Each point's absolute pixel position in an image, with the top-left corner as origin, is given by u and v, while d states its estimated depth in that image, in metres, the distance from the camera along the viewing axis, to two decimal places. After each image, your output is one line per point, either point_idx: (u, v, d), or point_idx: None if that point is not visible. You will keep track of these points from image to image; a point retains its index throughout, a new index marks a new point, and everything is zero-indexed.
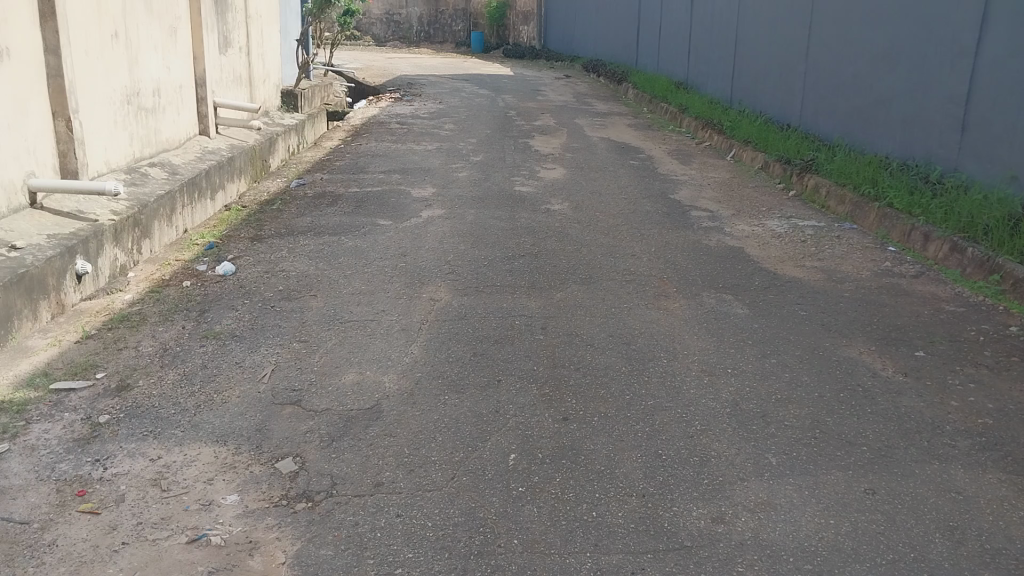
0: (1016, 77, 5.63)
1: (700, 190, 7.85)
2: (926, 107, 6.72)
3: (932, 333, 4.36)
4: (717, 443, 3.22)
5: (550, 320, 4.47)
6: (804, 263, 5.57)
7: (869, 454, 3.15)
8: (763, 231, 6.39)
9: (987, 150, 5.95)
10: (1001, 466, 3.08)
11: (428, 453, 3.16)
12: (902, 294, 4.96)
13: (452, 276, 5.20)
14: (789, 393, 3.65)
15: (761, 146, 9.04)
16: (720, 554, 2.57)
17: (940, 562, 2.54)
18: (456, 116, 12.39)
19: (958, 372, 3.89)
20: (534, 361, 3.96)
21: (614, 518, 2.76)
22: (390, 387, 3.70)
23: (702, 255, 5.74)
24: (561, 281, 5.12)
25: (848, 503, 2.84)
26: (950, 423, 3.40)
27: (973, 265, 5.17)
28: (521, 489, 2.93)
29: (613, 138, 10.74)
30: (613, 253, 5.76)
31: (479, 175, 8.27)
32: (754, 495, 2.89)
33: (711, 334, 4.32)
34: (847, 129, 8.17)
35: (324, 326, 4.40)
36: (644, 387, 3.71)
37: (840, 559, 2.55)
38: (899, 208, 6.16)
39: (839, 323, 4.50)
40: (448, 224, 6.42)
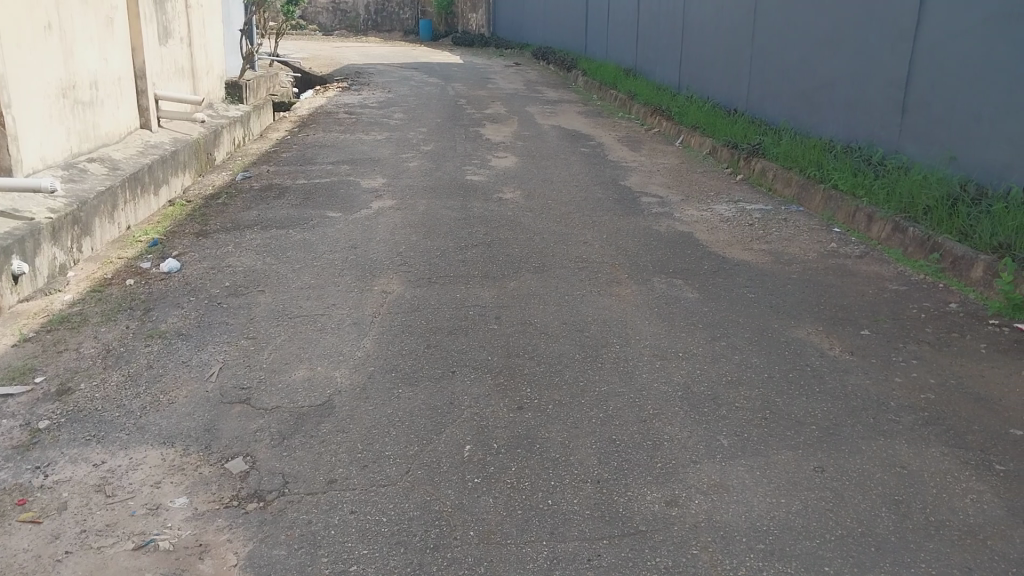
0: (953, 60, 5.77)
1: (650, 176, 7.91)
2: (868, 91, 6.86)
3: (876, 312, 4.46)
4: (669, 427, 3.25)
5: (503, 310, 4.45)
6: (753, 247, 5.65)
7: (818, 433, 3.21)
8: (711, 216, 6.47)
9: (926, 132, 6.11)
10: (944, 439, 3.17)
11: (382, 447, 3.12)
12: (847, 275, 5.06)
13: (404, 267, 5.14)
14: (739, 375, 3.71)
15: (709, 132, 9.14)
16: (674, 537, 2.59)
17: (887, 535, 2.60)
18: (405, 105, 12.27)
19: (901, 349, 3.99)
20: (489, 351, 3.94)
21: (570, 506, 2.76)
22: (342, 382, 3.65)
23: (652, 240, 5.78)
24: (514, 270, 5.11)
25: (798, 482, 2.88)
26: (894, 399, 3.48)
27: (914, 245, 5.30)
28: (477, 481, 2.91)
29: (563, 125, 10.75)
30: (566, 240, 5.76)
31: (430, 164, 8.21)
32: (707, 477, 2.92)
33: (663, 319, 4.36)
34: (792, 113, 8.30)
35: (273, 321, 4.32)
36: (598, 373, 3.72)
37: (791, 537, 2.59)
38: (843, 190, 6.29)
39: (787, 305, 4.57)
40: (400, 215, 6.35)
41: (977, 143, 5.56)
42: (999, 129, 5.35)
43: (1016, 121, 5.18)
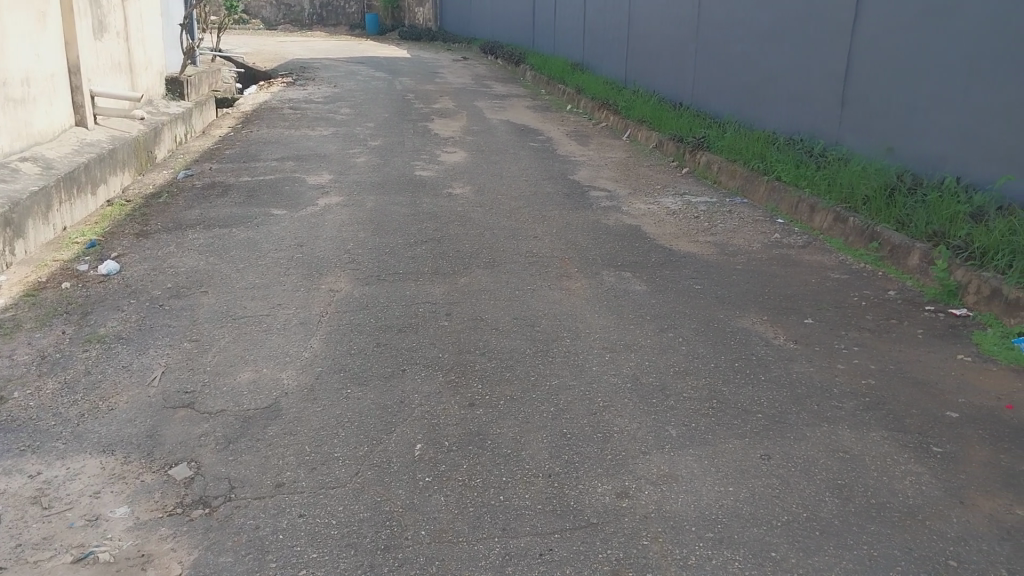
0: (891, 53, 5.91)
1: (598, 170, 7.95)
2: (809, 85, 7.00)
3: (819, 301, 4.55)
4: (619, 419, 3.27)
5: (454, 306, 4.43)
6: (698, 239, 5.72)
7: (764, 421, 3.26)
8: (658, 209, 6.53)
9: (866, 124, 6.24)
10: (884, 423, 3.25)
11: (331, 449, 3.07)
12: (791, 265, 5.16)
13: (352, 265, 5.08)
14: (686, 365, 3.75)
15: (655, 125, 9.22)
16: (625, 529, 2.61)
17: (831, 519, 2.65)
18: (352, 100, 12.12)
19: (843, 336, 4.08)
20: (439, 348, 3.92)
21: (521, 501, 2.76)
22: (288, 383, 3.59)
23: (602, 234, 5.81)
24: (464, 265, 5.09)
25: (745, 470, 2.93)
26: (837, 386, 3.57)
27: (855, 234, 5.43)
28: (428, 479, 2.89)
29: (512, 119, 10.74)
30: (515, 235, 5.76)
31: (378, 159, 8.12)
32: (656, 467, 2.95)
33: (612, 311, 4.39)
34: (737, 107, 8.41)
35: (216, 323, 4.22)
36: (548, 367, 3.72)
37: (739, 525, 2.63)
38: (786, 181, 6.41)
39: (733, 295, 4.64)
40: (347, 211, 6.27)
41: (913, 135, 5.71)
42: (936, 121, 5.48)
43: (953, 112, 5.32)
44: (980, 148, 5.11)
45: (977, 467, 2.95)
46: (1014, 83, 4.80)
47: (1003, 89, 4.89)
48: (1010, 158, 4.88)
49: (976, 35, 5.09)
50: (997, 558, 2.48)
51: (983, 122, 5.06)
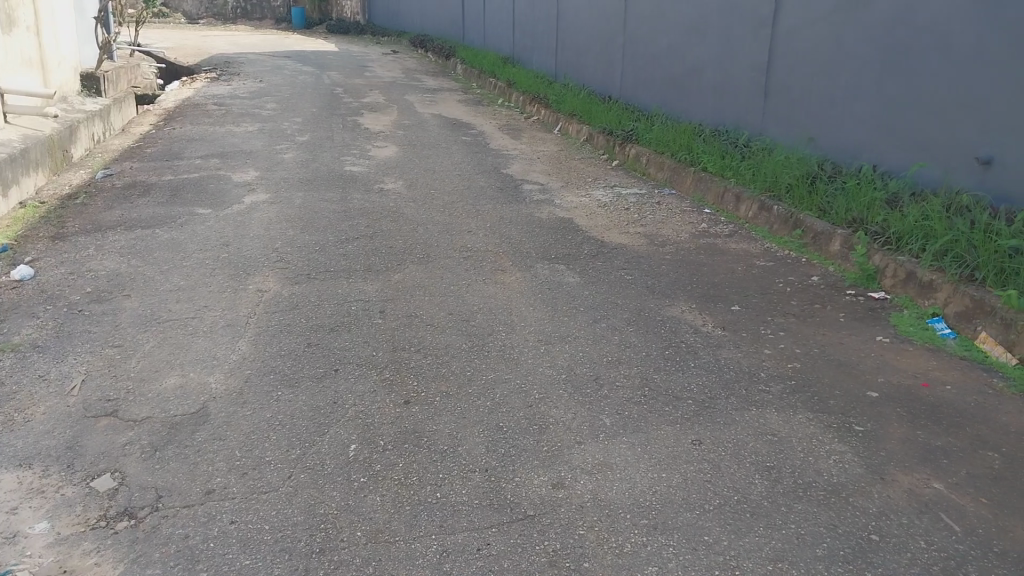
0: (810, 45, 6.09)
1: (530, 163, 7.98)
2: (733, 77, 7.16)
3: (746, 288, 4.67)
4: (554, 410, 3.29)
5: (388, 303, 4.38)
6: (629, 230, 5.80)
7: (694, 407, 3.33)
8: (590, 201, 6.59)
9: (787, 114, 6.42)
10: (809, 405, 3.36)
11: (263, 453, 3.01)
12: (718, 254, 5.28)
13: (282, 264, 4.97)
14: (619, 355, 3.80)
15: (585, 117, 9.30)
16: (562, 519, 2.63)
17: (760, 501, 2.73)
18: (279, 95, 11.85)
19: (769, 322, 4.20)
20: (373, 346, 3.87)
21: (458, 497, 2.75)
22: (216, 387, 3.49)
23: (534, 227, 5.84)
24: (397, 262, 5.04)
25: (678, 455, 2.98)
26: (764, 370, 3.66)
27: (778, 223, 5.58)
28: (363, 480, 2.85)
29: (443, 114, 10.69)
30: (449, 230, 5.73)
31: (306, 155, 7.97)
32: (591, 457, 2.98)
33: (546, 304, 4.41)
34: (663, 99, 8.54)
35: (139, 327, 4.08)
36: (484, 361, 3.72)
37: (673, 510, 2.68)
38: (713, 172, 6.55)
39: (663, 285, 4.72)
40: (275, 209, 6.13)
41: (832, 125, 5.90)
42: (853, 111, 5.68)
43: (868, 102, 5.51)
44: (894, 137, 5.31)
45: (896, 444, 3.07)
46: (924, 74, 5.01)
47: (914, 80, 5.09)
48: (921, 146, 5.08)
49: (888, 28, 5.28)
50: (916, 531, 2.58)
51: (896, 112, 5.26)
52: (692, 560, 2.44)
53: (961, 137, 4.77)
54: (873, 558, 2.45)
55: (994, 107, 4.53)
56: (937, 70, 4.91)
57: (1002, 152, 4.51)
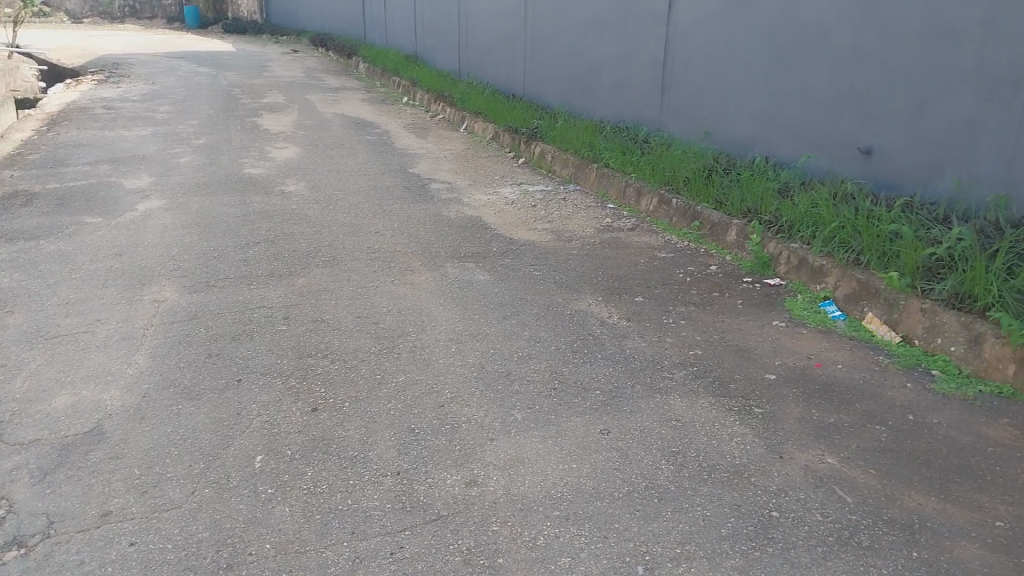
0: (703, 42, 6.28)
1: (436, 162, 7.95)
2: (631, 73, 7.31)
3: (649, 280, 4.79)
4: (466, 409, 3.29)
5: (292, 309, 4.29)
6: (536, 227, 5.86)
7: (602, 397, 3.40)
8: (498, 199, 6.61)
9: (684, 109, 6.61)
10: (710, 390, 3.47)
11: (163, 470, 2.89)
12: (622, 247, 5.39)
13: (179, 273, 4.78)
14: (529, 350, 3.83)
15: (490, 115, 9.32)
16: (475, 517, 2.63)
17: (667, 485, 2.81)
18: (173, 97, 11.40)
19: (671, 311, 4.32)
20: (278, 354, 3.78)
21: (369, 502, 2.72)
22: (112, 404, 3.33)
23: (442, 226, 5.82)
24: (302, 266, 4.93)
25: (588, 446, 3.04)
26: (668, 358, 3.77)
27: (678, 215, 5.75)
28: (271, 491, 2.78)
29: (347, 113, 10.51)
30: (355, 232, 5.65)
31: (203, 159, 7.69)
32: (503, 452, 2.99)
33: (456, 303, 4.41)
34: (566, 96, 8.65)
35: (24, 345, 3.85)
36: (394, 364, 3.68)
37: (584, 500, 2.72)
38: (615, 167, 6.68)
39: (570, 279, 4.79)
40: (171, 215, 5.90)
41: (726, 120, 6.11)
42: (745, 105, 5.90)
43: (759, 96, 5.73)
44: (784, 129, 5.54)
45: (793, 423, 3.21)
46: (810, 69, 5.24)
47: (800, 75, 5.32)
48: (809, 138, 5.33)
49: (777, 25, 5.50)
50: (812, 505, 2.71)
51: (785, 105, 5.50)
52: (603, 548, 2.49)
53: (844, 129, 5.03)
54: (773, 533, 2.56)
55: (873, 100, 4.79)
56: (822, 65, 5.15)
57: (881, 143, 4.78)
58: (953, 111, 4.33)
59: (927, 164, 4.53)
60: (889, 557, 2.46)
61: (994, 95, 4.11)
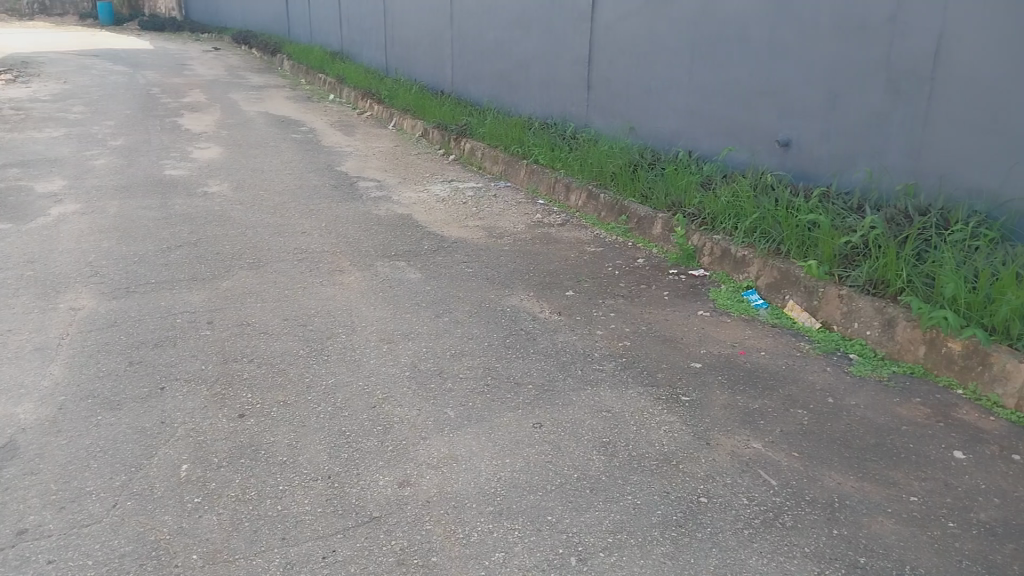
0: (626, 38, 6.37)
1: (365, 160, 7.86)
2: (557, 69, 7.36)
3: (579, 274, 4.84)
4: (399, 409, 3.27)
5: (217, 313, 4.18)
6: (467, 224, 5.85)
7: (534, 391, 3.43)
8: (428, 196, 6.58)
9: (609, 105, 6.70)
10: (640, 380, 3.54)
11: (82, 483, 2.79)
12: (552, 242, 5.43)
13: (96, 279, 4.61)
14: (461, 348, 3.83)
15: (417, 112, 9.26)
16: (408, 517, 2.62)
17: (599, 476, 2.85)
18: (87, 97, 10.97)
19: (601, 304, 4.38)
20: (203, 359, 3.68)
21: (300, 507, 2.67)
22: (25, 418, 3.19)
23: (371, 225, 5.76)
24: (227, 269, 4.81)
25: (521, 440, 3.05)
26: (598, 350, 3.82)
27: (606, 210, 5.82)
28: (197, 500, 2.71)
29: (272, 112, 10.30)
30: (281, 232, 5.54)
31: (120, 160, 7.43)
32: (436, 451, 2.99)
33: (387, 302, 4.37)
34: (494, 93, 8.66)
35: None
36: (324, 366, 3.63)
37: (517, 495, 2.74)
38: (544, 163, 6.73)
39: (502, 276, 4.80)
40: (87, 220, 5.68)
41: (650, 114, 6.22)
42: (668, 100, 6.01)
43: (681, 92, 5.85)
44: (706, 123, 5.67)
45: (719, 409, 3.30)
46: (729, 64, 5.38)
47: (720, 70, 5.45)
48: (731, 131, 5.46)
49: (696, 21, 5.62)
50: (738, 489, 2.79)
51: (706, 99, 5.63)
52: (537, 541, 2.51)
53: (764, 122, 5.18)
54: (702, 519, 2.62)
55: (789, 94, 4.95)
56: (740, 60, 5.29)
57: (798, 135, 4.94)
58: (863, 104, 4.50)
59: (841, 156, 4.70)
60: (811, 535, 2.55)
61: (901, 89, 4.28)
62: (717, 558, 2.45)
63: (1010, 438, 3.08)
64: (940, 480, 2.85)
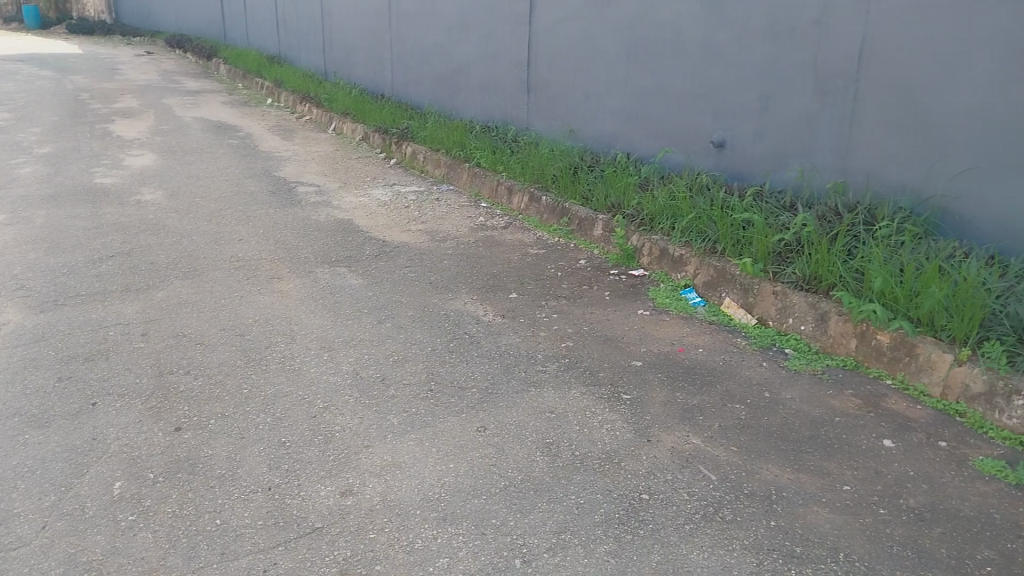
0: (564, 42, 6.42)
1: (304, 165, 7.76)
2: (497, 72, 7.38)
3: (522, 276, 4.86)
4: (340, 417, 3.23)
5: (151, 325, 4.07)
6: (409, 228, 5.82)
7: (478, 394, 3.43)
8: (369, 201, 6.53)
9: (549, 108, 6.74)
10: (582, 380, 3.57)
11: (9, 505, 2.69)
12: (495, 245, 5.44)
13: (22, 292, 4.45)
14: (404, 353, 3.81)
15: (357, 116, 9.17)
16: (351, 526, 2.59)
17: (542, 476, 2.86)
18: (11, 103, 10.57)
19: (544, 306, 4.40)
20: (136, 373, 3.58)
21: (240, 521, 2.62)
22: None
23: (312, 231, 5.68)
24: (161, 279, 4.69)
25: (464, 445, 3.05)
26: (541, 352, 3.84)
27: (548, 212, 5.86)
28: (132, 518, 2.64)
29: (208, 117, 10.08)
30: (218, 240, 5.43)
31: (48, 169, 7.18)
32: (379, 458, 2.96)
33: (327, 309, 4.32)
34: (434, 96, 8.63)
35: None
36: (262, 376, 3.57)
37: (462, 499, 2.74)
38: (486, 166, 6.74)
39: (445, 280, 4.79)
40: (11, 231, 5.48)
41: (589, 117, 6.28)
42: (606, 103, 6.08)
43: (619, 94, 5.93)
44: (643, 125, 5.76)
45: (659, 406, 3.35)
46: (664, 67, 5.47)
47: (656, 73, 5.54)
48: (667, 133, 5.55)
49: (631, 25, 5.70)
50: (679, 484, 2.84)
51: (643, 102, 5.71)
52: (481, 545, 2.51)
53: (699, 124, 5.28)
54: (643, 515, 2.66)
55: (723, 95, 5.06)
56: (674, 63, 5.39)
57: (732, 136, 5.05)
58: (793, 105, 4.63)
59: (774, 156, 4.82)
60: (749, 528, 2.61)
61: (828, 90, 4.42)
62: (659, 554, 2.48)
63: (936, 426, 3.20)
64: (872, 469, 2.94)
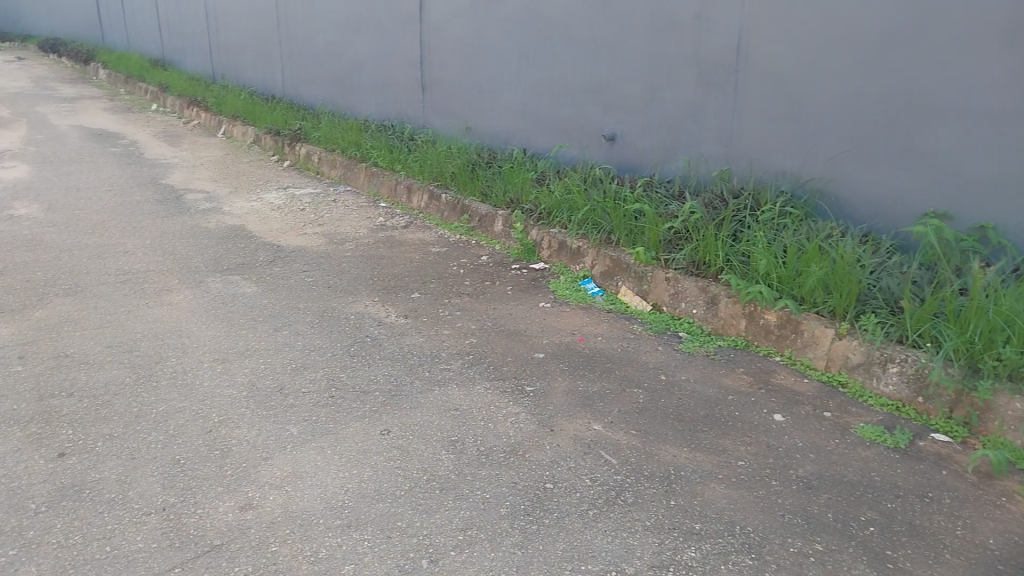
0: (456, 40, 6.41)
1: (193, 171, 7.48)
2: (391, 71, 7.31)
3: (423, 275, 4.83)
4: (237, 430, 3.14)
5: (29, 347, 3.84)
6: (306, 232, 5.69)
7: (381, 397, 3.39)
8: (262, 206, 6.35)
9: (444, 105, 6.72)
10: (485, 375, 3.58)
11: None
12: (396, 245, 5.40)
13: None
14: (303, 360, 3.73)
15: (248, 119, 8.90)
16: (252, 541, 2.52)
17: (447, 474, 2.86)
18: None
19: (446, 304, 4.39)
20: (13, 399, 3.37)
21: (132, 545, 2.51)
22: None
23: (203, 239, 5.48)
24: (39, 297, 4.44)
25: (367, 450, 3.01)
26: (444, 350, 3.83)
27: (448, 210, 5.85)
28: (12, 552, 2.48)
29: (87, 124, 9.58)
30: (102, 253, 5.17)
31: None
32: (279, 470, 2.89)
33: (221, 319, 4.18)
34: (327, 96, 8.47)
35: None
36: (153, 393, 3.42)
37: (366, 504, 2.70)
38: (383, 166, 6.67)
39: (344, 282, 4.72)
40: None
41: (484, 114, 6.30)
42: (500, 100, 6.11)
43: (512, 91, 5.96)
44: (537, 121, 5.81)
45: (561, 396, 3.40)
46: (555, 63, 5.54)
47: (547, 69, 5.61)
48: (561, 128, 5.63)
49: (520, 22, 5.75)
50: (582, 471, 2.89)
51: (536, 98, 5.77)
52: (386, 548, 2.49)
53: (591, 119, 5.38)
54: (548, 504, 2.70)
55: (612, 90, 5.16)
56: (564, 59, 5.46)
57: (623, 129, 5.16)
58: (678, 98, 4.77)
59: (662, 147, 4.95)
60: (650, 509, 2.68)
61: (710, 82, 4.57)
62: (564, 542, 2.52)
63: (821, 398, 3.37)
64: (763, 443, 3.07)
